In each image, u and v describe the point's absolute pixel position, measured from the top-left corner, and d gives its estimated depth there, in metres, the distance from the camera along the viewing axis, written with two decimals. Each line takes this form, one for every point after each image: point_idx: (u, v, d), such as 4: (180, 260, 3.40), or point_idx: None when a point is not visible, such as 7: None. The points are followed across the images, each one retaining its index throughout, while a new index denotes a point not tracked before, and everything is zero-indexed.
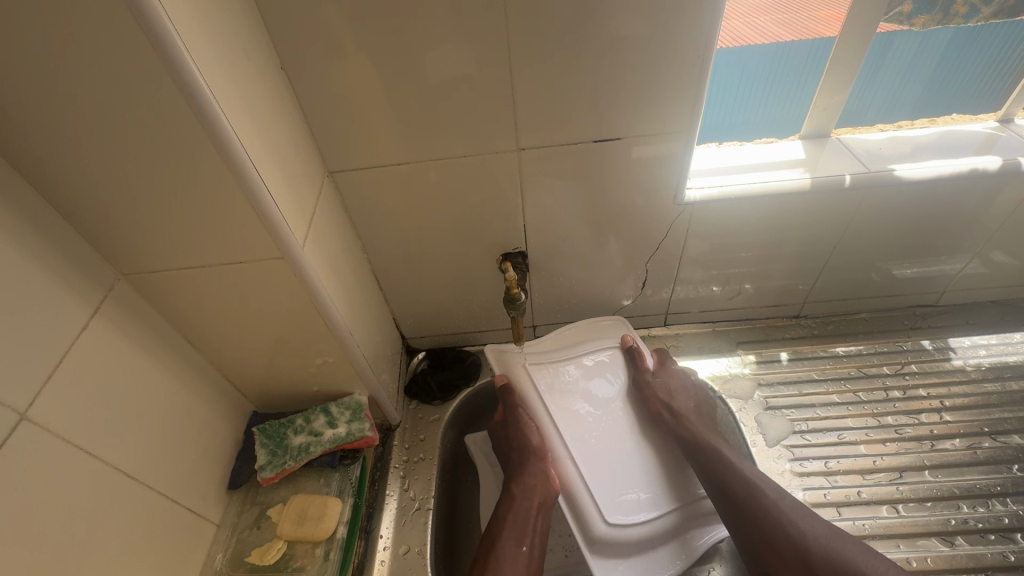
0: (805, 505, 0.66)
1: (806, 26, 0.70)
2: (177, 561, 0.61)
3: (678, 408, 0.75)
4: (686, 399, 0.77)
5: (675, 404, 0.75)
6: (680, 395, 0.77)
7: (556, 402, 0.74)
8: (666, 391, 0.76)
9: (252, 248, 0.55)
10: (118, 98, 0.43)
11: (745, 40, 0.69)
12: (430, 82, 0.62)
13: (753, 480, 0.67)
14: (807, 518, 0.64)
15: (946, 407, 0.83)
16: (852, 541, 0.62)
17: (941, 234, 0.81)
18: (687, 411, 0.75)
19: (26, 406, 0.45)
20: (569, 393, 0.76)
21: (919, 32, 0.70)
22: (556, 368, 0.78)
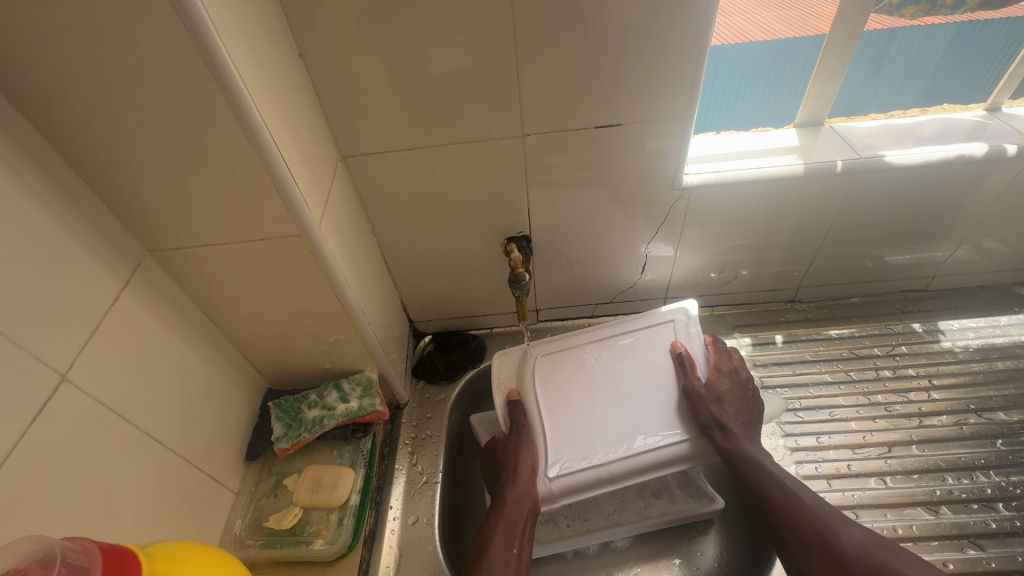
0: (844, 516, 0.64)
1: (807, 23, 0.74)
2: (199, 524, 0.64)
3: (727, 415, 0.70)
4: (727, 399, 0.72)
5: (723, 407, 0.71)
6: (721, 415, 0.70)
7: (620, 437, 0.70)
8: (703, 403, 0.70)
9: (272, 226, 0.58)
10: (151, 80, 0.46)
11: (747, 35, 0.73)
12: (437, 69, 0.64)
13: (791, 488, 0.66)
14: (845, 526, 0.62)
15: (934, 386, 0.85)
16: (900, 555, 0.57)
17: (930, 220, 0.84)
18: (728, 408, 0.71)
19: (66, 367, 0.49)
20: (609, 425, 0.71)
21: (906, 22, 0.73)
22: (552, 440, 0.71)
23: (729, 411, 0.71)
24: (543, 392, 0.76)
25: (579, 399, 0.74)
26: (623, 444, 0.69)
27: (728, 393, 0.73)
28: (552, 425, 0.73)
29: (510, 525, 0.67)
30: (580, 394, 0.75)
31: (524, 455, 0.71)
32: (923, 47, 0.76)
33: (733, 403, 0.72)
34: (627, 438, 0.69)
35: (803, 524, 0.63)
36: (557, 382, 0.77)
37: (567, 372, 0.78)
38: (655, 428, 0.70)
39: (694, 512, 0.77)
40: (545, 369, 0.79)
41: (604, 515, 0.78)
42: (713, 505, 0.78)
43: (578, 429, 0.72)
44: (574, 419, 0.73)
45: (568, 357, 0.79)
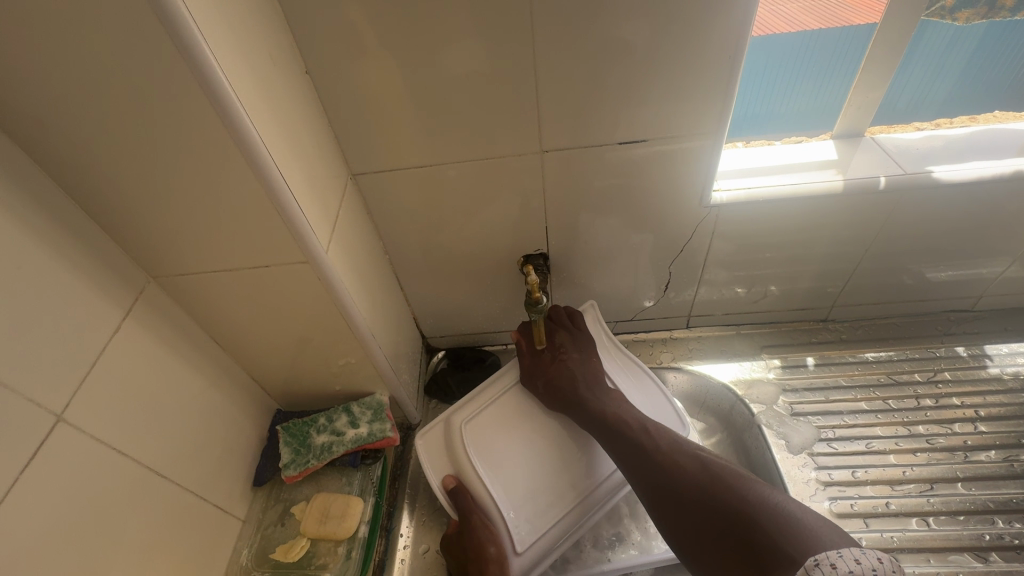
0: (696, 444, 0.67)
1: (835, 14, 0.67)
2: (205, 557, 0.63)
3: (583, 375, 0.75)
4: (586, 367, 0.76)
5: (583, 369, 0.76)
6: (569, 374, 0.75)
7: (561, 493, 0.71)
8: (559, 372, 0.75)
9: (277, 253, 0.56)
10: (147, 107, 0.44)
11: (769, 29, 0.67)
12: (451, 85, 0.61)
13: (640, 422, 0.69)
14: (689, 452, 0.65)
15: (981, 417, 0.80)
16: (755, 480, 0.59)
17: (978, 238, 0.78)
18: (595, 374, 0.76)
19: (62, 407, 0.47)
20: (543, 481, 0.71)
21: (959, 28, 0.67)
22: (515, 519, 0.69)
23: (587, 374, 0.75)
24: (479, 463, 0.71)
25: (509, 459, 0.72)
26: (561, 503, 0.70)
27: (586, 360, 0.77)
28: (506, 497, 0.70)
29: None
30: (498, 459, 0.72)
31: (492, 545, 0.66)
32: (977, 55, 0.70)
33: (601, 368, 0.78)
34: (564, 492, 0.71)
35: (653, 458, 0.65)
36: (482, 443, 0.73)
37: (484, 441, 0.74)
38: (593, 468, 0.73)
39: None
40: (471, 433, 0.74)
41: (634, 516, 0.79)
42: None
43: (515, 489, 0.70)
44: (508, 477, 0.71)
45: (481, 417, 0.76)
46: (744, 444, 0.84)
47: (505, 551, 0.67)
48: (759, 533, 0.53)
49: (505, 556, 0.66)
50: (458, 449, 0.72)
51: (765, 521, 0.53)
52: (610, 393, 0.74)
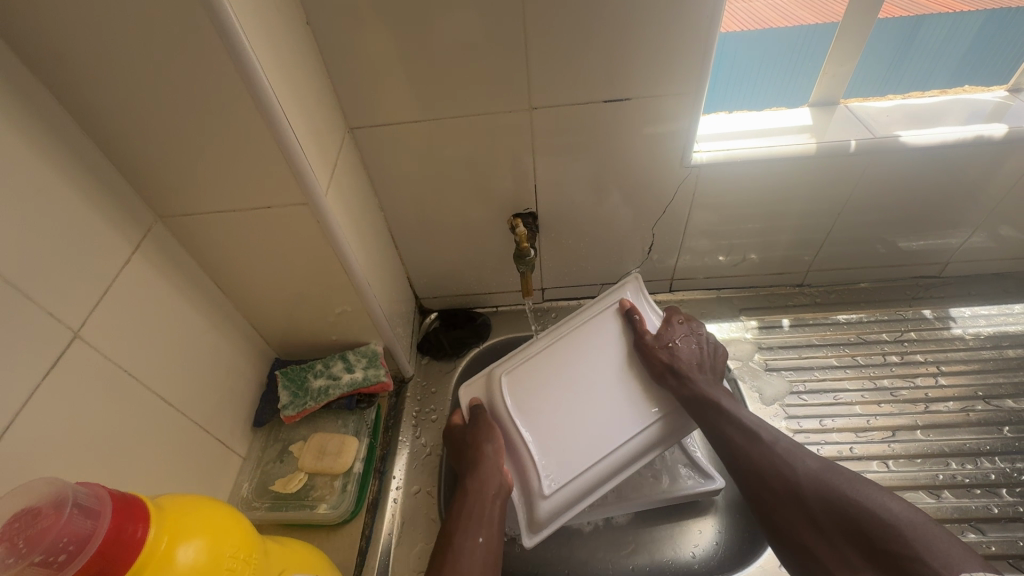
0: (797, 445, 0.66)
1: (830, 8, 0.74)
2: (206, 486, 0.66)
3: (679, 368, 0.72)
4: (678, 359, 0.73)
5: (675, 361, 0.72)
6: (679, 360, 0.73)
7: (600, 440, 0.68)
8: (670, 355, 0.73)
9: (279, 194, 0.59)
10: (158, 41, 0.46)
11: (769, 22, 0.74)
12: (446, 41, 0.64)
13: (750, 427, 0.68)
14: (801, 459, 0.64)
15: (942, 372, 0.85)
16: (877, 489, 0.59)
17: (943, 205, 0.83)
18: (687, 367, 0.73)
19: (79, 325, 0.50)
20: (581, 431, 0.68)
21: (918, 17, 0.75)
22: (541, 465, 0.67)
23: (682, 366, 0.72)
24: (514, 411, 0.71)
25: (554, 409, 0.70)
26: (598, 453, 0.67)
27: (680, 352, 0.74)
28: (534, 441, 0.68)
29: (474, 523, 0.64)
30: (541, 410, 0.70)
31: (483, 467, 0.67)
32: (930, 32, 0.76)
33: (693, 363, 0.74)
34: (604, 441, 0.68)
35: (764, 460, 0.65)
36: (525, 389, 0.72)
37: (523, 386, 0.73)
38: (628, 418, 0.69)
39: (692, 491, 0.80)
40: (511, 378, 0.74)
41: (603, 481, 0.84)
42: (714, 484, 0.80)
43: (553, 436, 0.68)
44: (545, 425, 0.69)
45: (524, 367, 0.74)
46: None
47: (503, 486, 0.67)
48: (899, 549, 0.54)
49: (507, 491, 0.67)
50: (496, 392, 0.73)
51: (896, 542, 0.54)
52: (717, 389, 0.72)
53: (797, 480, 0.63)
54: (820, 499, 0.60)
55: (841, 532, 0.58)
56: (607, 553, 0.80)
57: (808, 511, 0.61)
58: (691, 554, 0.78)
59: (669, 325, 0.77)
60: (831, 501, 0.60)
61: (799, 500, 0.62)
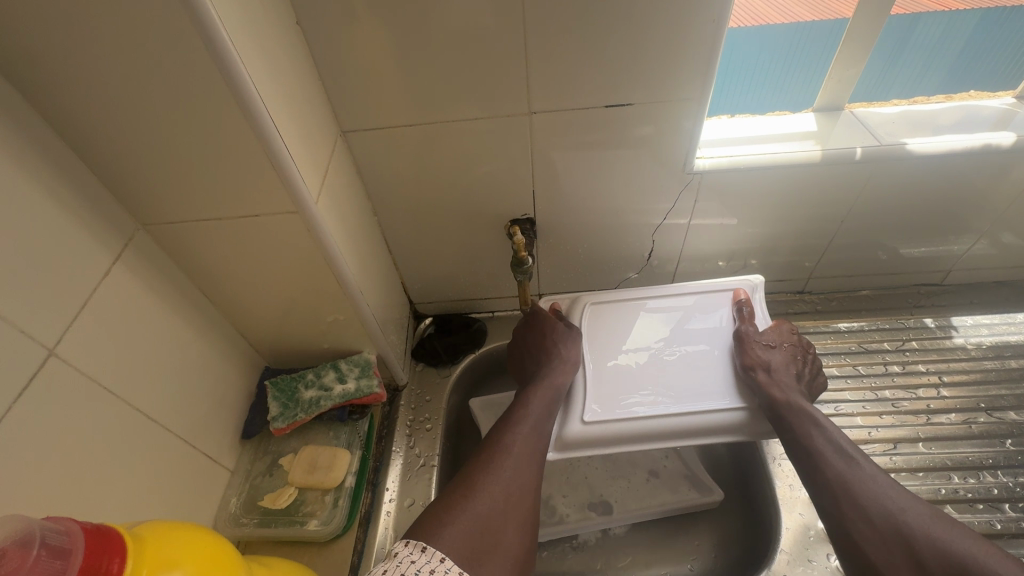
0: (906, 490, 0.60)
1: (828, 7, 0.71)
2: (193, 503, 0.64)
3: (774, 368, 0.70)
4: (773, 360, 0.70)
5: (771, 362, 0.70)
6: (774, 360, 0.70)
7: (655, 401, 0.69)
8: (765, 350, 0.71)
9: (268, 202, 0.56)
10: (138, 44, 0.44)
11: (764, 19, 0.70)
12: (443, 43, 0.61)
13: (850, 453, 0.63)
14: (909, 502, 0.58)
15: (944, 383, 0.84)
16: (998, 557, 0.52)
17: (949, 213, 0.82)
18: (779, 373, 0.70)
19: (54, 342, 0.48)
20: (643, 391, 0.70)
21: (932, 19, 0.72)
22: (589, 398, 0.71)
23: (778, 366, 0.70)
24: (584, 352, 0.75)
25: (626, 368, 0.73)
26: (648, 412, 0.68)
27: (777, 353, 0.72)
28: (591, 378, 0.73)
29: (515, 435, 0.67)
30: (608, 357, 0.75)
31: (555, 376, 0.72)
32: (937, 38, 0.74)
33: (789, 372, 0.71)
34: (663, 405, 0.68)
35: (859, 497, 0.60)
36: (602, 335, 0.77)
37: (600, 330, 0.78)
38: (702, 398, 0.69)
39: (690, 502, 0.79)
40: (592, 319, 0.79)
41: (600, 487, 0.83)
42: (710, 496, 0.79)
43: (614, 386, 0.72)
44: (611, 375, 0.73)
45: (603, 318, 0.79)
46: None
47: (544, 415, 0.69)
48: None
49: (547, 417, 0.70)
50: (576, 328, 0.79)
51: None
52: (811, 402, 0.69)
53: (904, 521, 0.57)
54: (931, 547, 0.54)
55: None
56: (603, 566, 0.78)
57: (910, 554, 0.55)
58: (688, 566, 0.77)
59: (778, 329, 0.74)
60: (943, 552, 0.54)
61: (900, 539, 0.56)
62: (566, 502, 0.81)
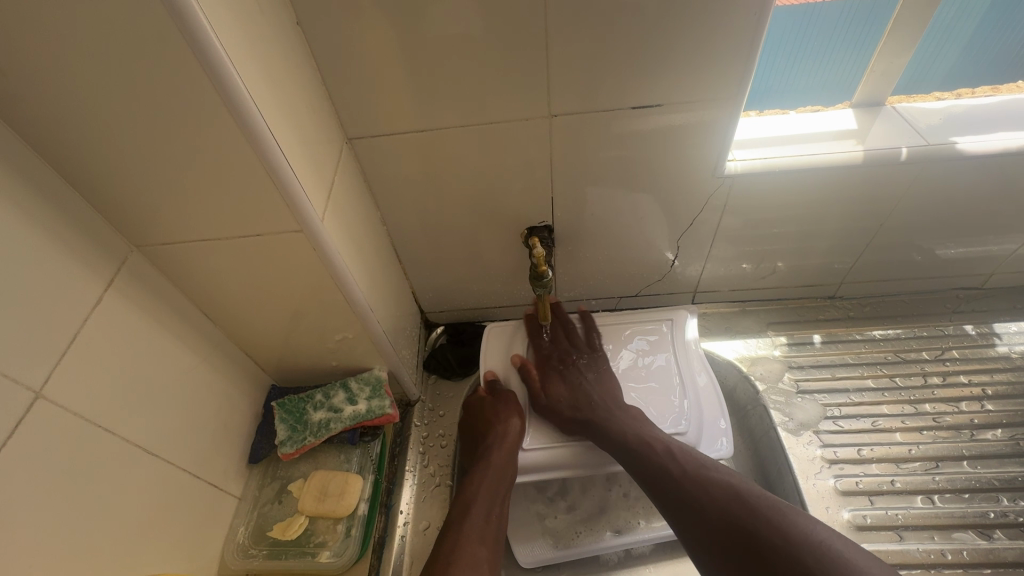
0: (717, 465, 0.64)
1: None
2: (199, 536, 0.61)
3: (583, 401, 0.71)
4: (587, 393, 0.72)
5: (579, 398, 0.71)
6: (584, 394, 0.72)
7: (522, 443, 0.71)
8: (573, 388, 0.73)
9: (268, 221, 0.52)
10: (118, 55, 0.39)
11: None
12: (456, 41, 0.56)
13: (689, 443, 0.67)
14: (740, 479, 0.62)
15: (988, 395, 0.79)
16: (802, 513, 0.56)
17: (995, 215, 0.76)
18: (597, 404, 0.71)
19: (41, 383, 0.44)
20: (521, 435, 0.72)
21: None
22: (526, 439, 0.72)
23: (591, 397, 0.71)
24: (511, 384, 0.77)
25: None
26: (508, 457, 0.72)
27: (592, 383, 0.73)
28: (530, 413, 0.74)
29: (480, 501, 0.65)
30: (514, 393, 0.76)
31: (498, 450, 0.69)
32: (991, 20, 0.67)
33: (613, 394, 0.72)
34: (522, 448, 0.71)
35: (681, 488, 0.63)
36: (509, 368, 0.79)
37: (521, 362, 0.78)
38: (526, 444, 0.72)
39: None
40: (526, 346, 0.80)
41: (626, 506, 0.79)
42: None
43: None
44: None
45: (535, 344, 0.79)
46: (748, 423, 0.82)
47: (500, 474, 0.68)
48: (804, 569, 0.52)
49: (506, 480, 0.68)
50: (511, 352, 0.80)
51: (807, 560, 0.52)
52: (628, 410, 0.70)
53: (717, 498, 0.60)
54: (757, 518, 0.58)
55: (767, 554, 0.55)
56: None
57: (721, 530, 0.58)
58: None
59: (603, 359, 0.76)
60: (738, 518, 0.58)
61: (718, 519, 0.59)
62: (594, 524, 0.78)
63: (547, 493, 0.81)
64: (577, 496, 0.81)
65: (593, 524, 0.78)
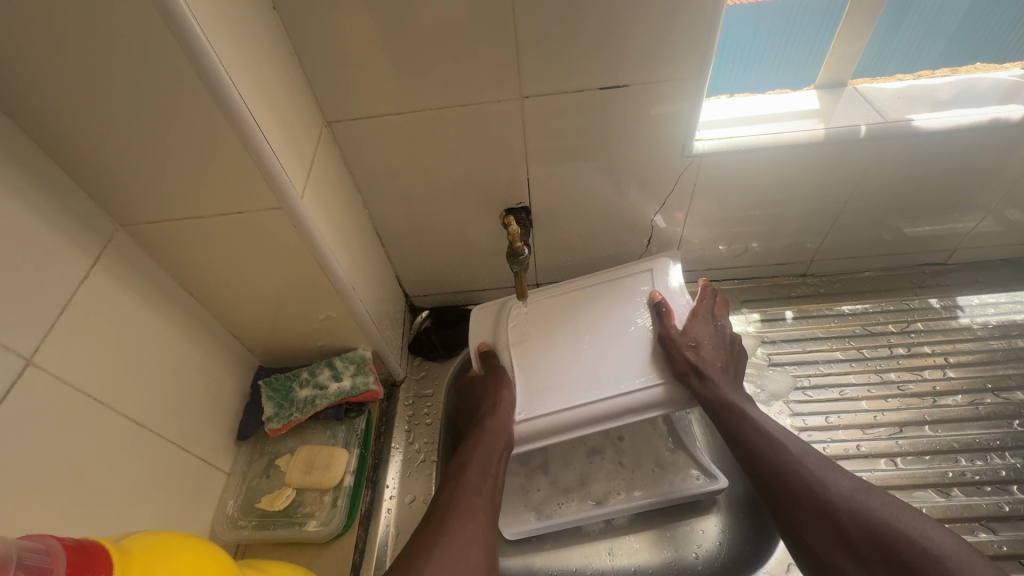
0: (833, 463, 0.62)
1: None
2: (188, 508, 0.63)
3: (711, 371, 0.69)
4: (710, 370, 0.69)
5: (700, 361, 0.68)
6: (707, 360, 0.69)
7: (598, 386, 0.68)
8: (698, 352, 0.69)
9: (249, 198, 0.54)
10: (99, 34, 0.41)
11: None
12: (428, 25, 0.59)
13: (775, 436, 0.64)
14: (833, 478, 0.60)
15: (950, 364, 0.82)
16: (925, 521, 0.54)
17: (954, 191, 0.79)
18: (711, 372, 0.69)
19: (31, 351, 0.46)
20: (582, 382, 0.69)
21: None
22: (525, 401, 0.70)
23: (712, 366, 0.69)
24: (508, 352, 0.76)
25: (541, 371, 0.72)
26: (585, 396, 0.68)
27: (716, 354, 0.72)
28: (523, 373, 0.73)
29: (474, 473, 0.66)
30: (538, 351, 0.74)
31: (493, 419, 0.69)
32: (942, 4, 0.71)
33: (716, 364, 0.71)
34: (601, 386, 0.68)
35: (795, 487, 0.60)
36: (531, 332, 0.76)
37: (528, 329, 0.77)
38: (613, 381, 0.69)
39: (699, 489, 0.77)
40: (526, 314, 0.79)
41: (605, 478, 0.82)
42: (715, 483, 0.78)
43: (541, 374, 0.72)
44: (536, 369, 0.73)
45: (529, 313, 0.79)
46: None
47: (492, 445, 0.68)
48: None
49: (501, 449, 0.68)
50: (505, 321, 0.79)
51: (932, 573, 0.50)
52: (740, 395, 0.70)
53: (827, 498, 0.58)
54: (855, 522, 0.56)
55: (875, 559, 0.54)
56: (608, 556, 0.77)
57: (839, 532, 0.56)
58: (694, 555, 0.77)
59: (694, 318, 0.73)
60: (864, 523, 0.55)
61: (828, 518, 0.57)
62: (574, 496, 0.81)
63: (529, 467, 0.84)
64: (558, 469, 0.83)
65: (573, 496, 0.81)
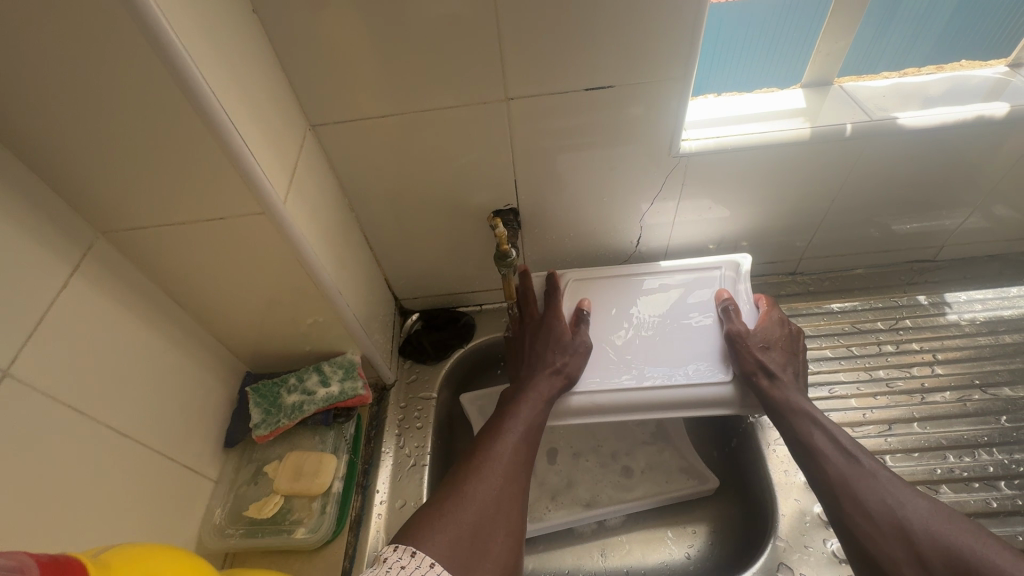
0: (906, 483, 0.59)
1: None
2: (174, 517, 0.63)
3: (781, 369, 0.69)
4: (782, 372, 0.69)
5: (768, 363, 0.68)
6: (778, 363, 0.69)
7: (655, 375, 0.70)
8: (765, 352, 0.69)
9: (231, 204, 0.54)
10: (72, 39, 0.40)
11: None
12: (411, 27, 0.58)
13: (846, 448, 0.62)
14: (910, 498, 0.57)
15: (938, 360, 0.83)
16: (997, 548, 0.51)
17: (941, 189, 0.80)
18: (779, 371, 0.69)
19: (7, 362, 0.45)
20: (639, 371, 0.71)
21: None
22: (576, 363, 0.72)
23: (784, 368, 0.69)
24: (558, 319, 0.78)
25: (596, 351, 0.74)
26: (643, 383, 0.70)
27: (790, 359, 0.71)
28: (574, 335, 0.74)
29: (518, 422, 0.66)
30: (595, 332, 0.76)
31: (544, 376, 0.70)
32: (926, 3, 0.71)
33: (788, 371, 0.70)
34: (661, 375, 0.70)
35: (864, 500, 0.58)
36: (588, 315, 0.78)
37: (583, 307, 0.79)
38: (677, 371, 0.71)
39: (686, 491, 0.78)
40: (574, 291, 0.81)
41: (596, 480, 0.82)
42: (708, 484, 0.79)
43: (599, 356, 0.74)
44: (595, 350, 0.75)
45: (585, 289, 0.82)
46: None
47: (538, 400, 0.68)
48: None
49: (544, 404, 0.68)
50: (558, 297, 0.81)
51: None
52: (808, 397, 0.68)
53: (903, 516, 0.56)
54: (930, 543, 0.53)
55: None
56: (600, 557, 0.77)
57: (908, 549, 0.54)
58: (686, 555, 0.76)
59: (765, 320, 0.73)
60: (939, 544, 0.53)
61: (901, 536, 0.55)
62: (565, 497, 0.80)
63: None
64: (549, 472, 0.83)
65: (563, 498, 0.80)
